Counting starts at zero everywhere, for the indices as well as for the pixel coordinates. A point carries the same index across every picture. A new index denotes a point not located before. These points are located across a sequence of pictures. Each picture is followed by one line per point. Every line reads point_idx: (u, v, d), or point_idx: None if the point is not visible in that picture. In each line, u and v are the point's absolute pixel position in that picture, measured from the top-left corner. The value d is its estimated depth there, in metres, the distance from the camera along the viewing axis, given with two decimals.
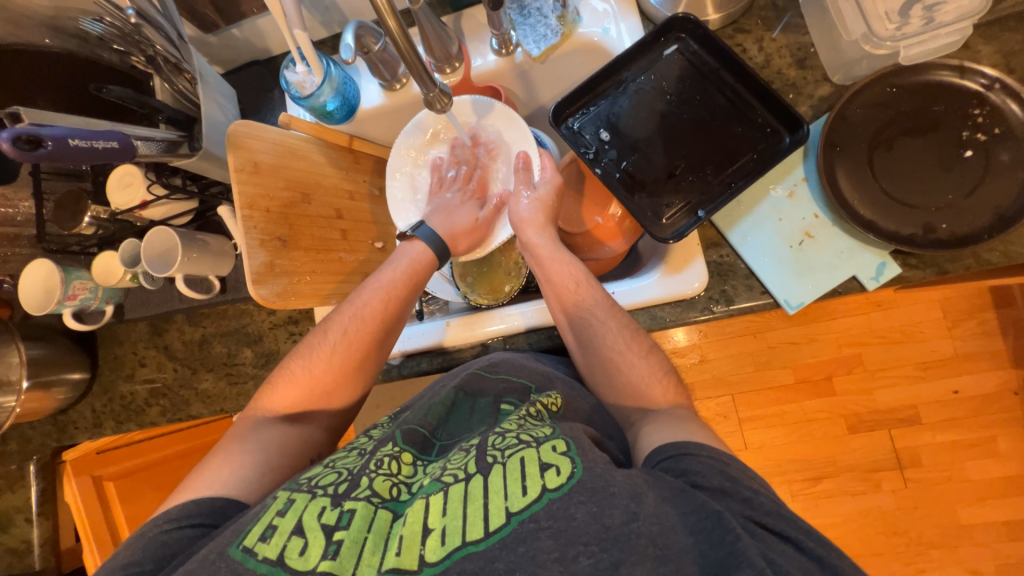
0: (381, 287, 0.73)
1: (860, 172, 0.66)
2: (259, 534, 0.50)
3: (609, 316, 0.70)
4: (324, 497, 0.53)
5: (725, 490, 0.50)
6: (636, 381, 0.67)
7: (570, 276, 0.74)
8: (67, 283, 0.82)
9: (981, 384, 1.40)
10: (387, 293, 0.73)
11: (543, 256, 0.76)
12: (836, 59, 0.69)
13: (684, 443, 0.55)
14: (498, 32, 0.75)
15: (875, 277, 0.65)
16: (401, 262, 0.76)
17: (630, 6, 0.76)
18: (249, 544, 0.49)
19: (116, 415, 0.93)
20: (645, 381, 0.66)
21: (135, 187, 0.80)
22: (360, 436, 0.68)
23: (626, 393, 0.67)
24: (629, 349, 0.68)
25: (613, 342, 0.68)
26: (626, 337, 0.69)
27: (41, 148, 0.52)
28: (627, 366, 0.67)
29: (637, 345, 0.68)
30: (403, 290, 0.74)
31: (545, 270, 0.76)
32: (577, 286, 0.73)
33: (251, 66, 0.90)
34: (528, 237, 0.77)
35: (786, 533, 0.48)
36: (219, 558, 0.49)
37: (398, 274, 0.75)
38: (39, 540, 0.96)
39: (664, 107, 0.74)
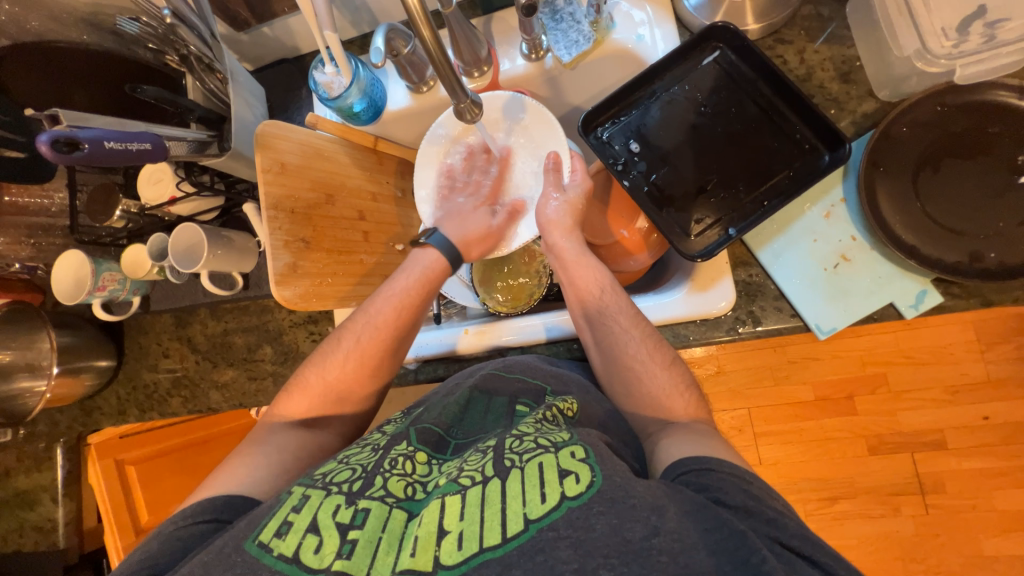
0: (394, 295, 0.73)
1: (904, 194, 0.63)
2: (275, 530, 0.50)
3: (633, 324, 0.68)
4: (338, 495, 0.53)
5: (747, 508, 0.48)
6: (655, 393, 0.65)
7: (595, 281, 0.73)
8: (98, 275, 0.84)
9: (1014, 412, 1.33)
10: (398, 301, 0.73)
11: (568, 260, 0.75)
12: (882, 74, 0.66)
13: (705, 457, 0.53)
14: (528, 37, 0.74)
15: (915, 304, 0.62)
16: (414, 271, 0.76)
17: (666, 13, 0.74)
18: (265, 540, 0.50)
19: (140, 404, 0.95)
20: (666, 393, 0.65)
21: (164, 182, 0.80)
22: (374, 431, 0.68)
23: (645, 404, 0.66)
24: (651, 360, 0.66)
25: (635, 352, 0.67)
26: (649, 347, 0.67)
27: (79, 151, 0.53)
28: (647, 377, 0.66)
29: (659, 356, 0.66)
30: (417, 298, 0.74)
31: (569, 273, 0.75)
32: (601, 292, 0.71)
33: (279, 64, 0.90)
34: (554, 239, 0.75)
35: (815, 558, 0.46)
36: (235, 552, 0.50)
37: (410, 282, 0.74)
38: (63, 519, 0.99)
39: (696, 119, 0.71)
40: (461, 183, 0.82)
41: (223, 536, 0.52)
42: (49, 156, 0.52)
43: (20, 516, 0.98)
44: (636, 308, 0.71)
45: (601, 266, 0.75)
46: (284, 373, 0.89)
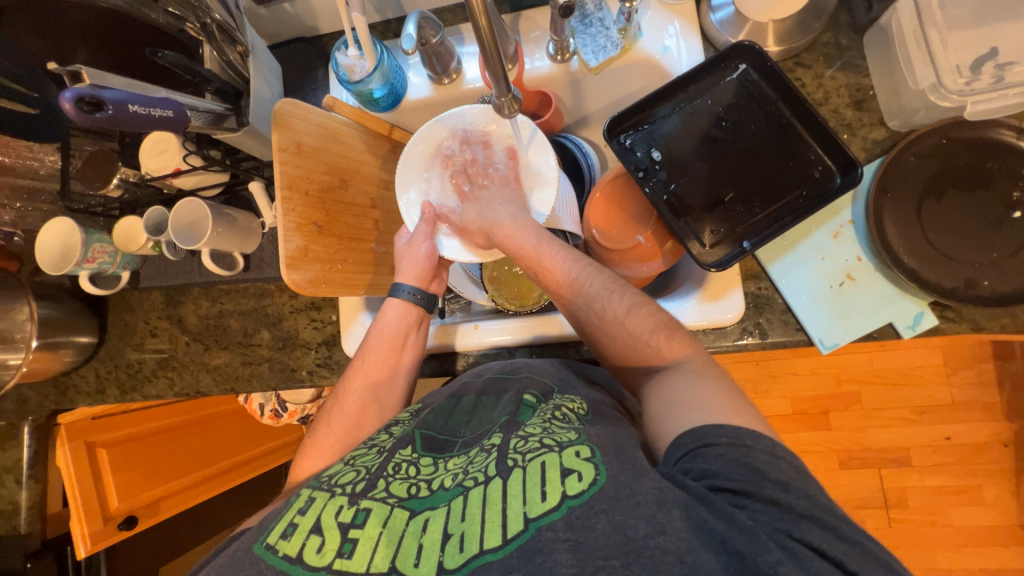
0: (376, 345, 0.74)
1: (908, 221, 0.66)
2: (281, 532, 0.52)
3: (581, 281, 0.68)
4: (342, 496, 0.54)
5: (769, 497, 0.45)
6: (629, 338, 0.63)
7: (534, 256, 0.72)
8: (87, 245, 0.79)
9: (972, 433, 1.41)
10: (382, 349, 0.74)
11: (504, 229, 0.73)
12: (894, 105, 0.69)
13: (701, 431, 0.49)
14: (557, 38, 0.74)
15: (912, 326, 0.66)
16: (385, 329, 0.75)
17: (692, 27, 0.75)
18: (271, 542, 0.51)
19: (121, 384, 0.91)
20: (644, 334, 0.62)
21: (170, 154, 0.77)
22: (381, 430, 0.67)
23: (634, 354, 0.63)
24: (615, 308, 0.64)
25: (589, 306, 0.66)
26: (608, 297, 0.65)
27: (102, 112, 0.52)
28: (620, 327, 0.63)
29: (621, 301, 0.64)
30: (391, 353, 0.74)
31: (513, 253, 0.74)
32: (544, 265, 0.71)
33: (296, 42, 0.87)
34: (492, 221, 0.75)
35: (826, 550, 0.42)
36: (245, 555, 0.51)
37: (391, 328, 0.75)
38: (27, 503, 0.93)
39: (715, 133, 0.73)
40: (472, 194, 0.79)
41: (236, 541, 0.54)
42: (71, 115, 0.50)
43: None
44: (587, 265, 0.70)
45: (542, 231, 0.74)
46: (282, 360, 0.86)
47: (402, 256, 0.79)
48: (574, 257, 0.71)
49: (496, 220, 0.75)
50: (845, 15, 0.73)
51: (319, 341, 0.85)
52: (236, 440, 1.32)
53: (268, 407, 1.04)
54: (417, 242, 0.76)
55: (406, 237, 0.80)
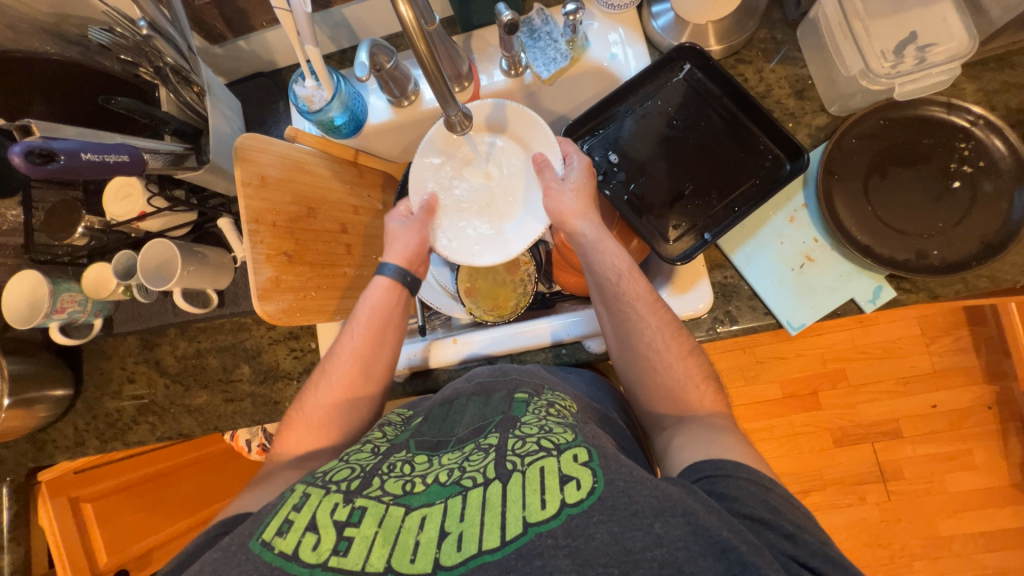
0: (360, 322, 0.72)
1: (857, 200, 0.69)
2: (276, 528, 0.49)
3: (632, 286, 0.68)
4: (336, 493, 0.52)
5: None
6: (653, 356, 0.65)
7: (614, 267, 0.69)
8: (56, 296, 0.78)
9: (956, 399, 1.44)
10: (367, 325, 0.72)
11: (565, 216, 0.72)
12: (832, 91, 0.72)
13: (722, 462, 0.52)
14: (508, 54, 0.76)
15: (873, 300, 0.68)
16: (371, 306, 0.73)
17: (637, 33, 0.78)
18: (266, 538, 0.49)
19: (101, 434, 0.89)
20: (681, 385, 0.64)
21: (134, 198, 0.77)
22: (373, 430, 0.66)
23: (664, 396, 0.65)
24: (668, 349, 0.65)
25: (630, 310, 0.67)
26: (668, 336, 0.66)
27: (54, 163, 0.52)
28: (663, 367, 0.65)
29: (678, 345, 0.65)
30: (377, 329, 0.72)
31: (587, 258, 0.71)
32: (619, 279, 0.68)
33: (254, 77, 0.89)
34: (571, 227, 0.72)
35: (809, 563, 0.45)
36: (241, 550, 0.48)
37: (376, 304, 0.74)
38: (9, 568, 0.89)
39: (668, 131, 0.76)
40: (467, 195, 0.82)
41: (230, 535, 0.51)
42: (23, 169, 0.51)
43: None
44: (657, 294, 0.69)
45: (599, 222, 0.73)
46: (265, 393, 0.85)
47: (394, 238, 0.78)
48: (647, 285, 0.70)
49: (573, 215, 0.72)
50: (778, 11, 0.76)
51: (300, 370, 0.85)
52: (227, 479, 1.30)
53: (254, 442, 1.02)
54: (413, 229, 0.77)
55: (399, 220, 0.79)
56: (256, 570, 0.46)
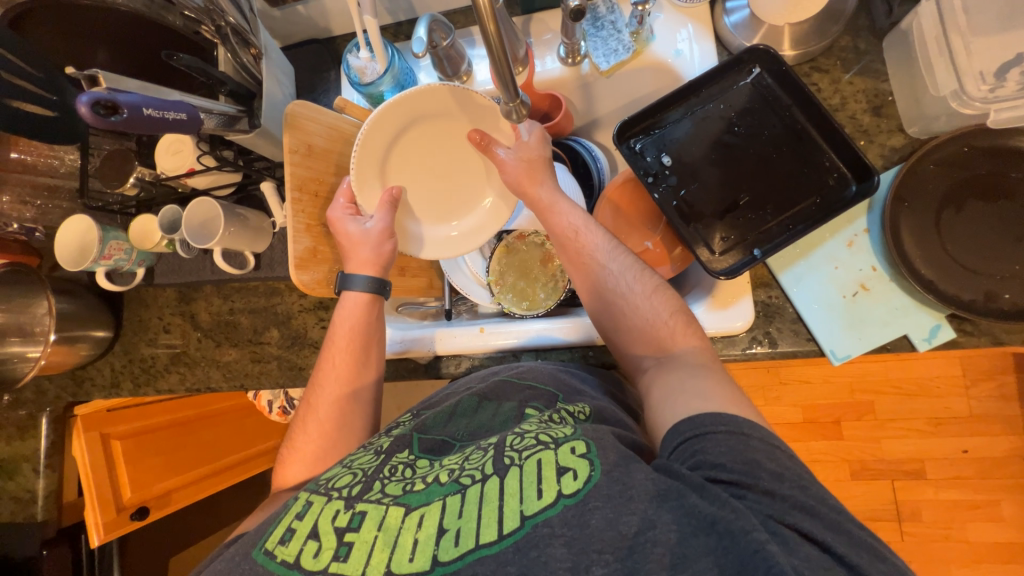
0: (339, 345, 0.72)
1: (925, 231, 0.64)
2: (279, 537, 0.50)
3: (590, 240, 0.71)
4: (338, 500, 0.52)
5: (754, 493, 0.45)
6: (620, 301, 0.67)
7: (570, 224, 0.72)
8: (104, 242, 0.80)
9: (990, 447, 1.37)
10: (347, 348, 0.72)
11: (519, 179, 0.73)
12: (913, 111, 0.67)
13: (699, 420, 0.50)
14: (568, 41, 0.74)
15: (928, 338, 0.64)
16: (348, 324, 0.72)
17: (707, 30, 0.74)
18: (270, 547, 0.50)
19: (134, 377, 0.93)
20: (652, 322, 0.64)
21: (184, 155, 0.79)
22: (380, 434, 0.66)
23: (639, 338, 0.65)
24: (632, 291, 0.66)
25: (591, 261, 0.70)
26: (631, 278, 0.67)
27: (117, 116, 0.53)
28: (631, 310, 0.66)
29: (642, 285, 0.66)
30: (359, 348, 0.72)
31: (545, 222, 0.74)
32: (575, 234, 0.71)
33: (309, 43, 0.88)
34: (524, 189, 0.73)
35: (815, 535, 0.42)
36: (243, 560, 0.50)
37: (352, 323, 0.72)
38: (43, 491, 0.95)
39: (727, 138, 0.72)
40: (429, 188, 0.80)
41: (234, 547, 0.54)
42: (87, 118, 0.52)
43: None
44: (616, 240, 0.71)
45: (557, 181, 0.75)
46: (291, 358, 0.87)
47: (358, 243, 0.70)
48: (606, 233, 0.72)
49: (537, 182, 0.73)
50: (864, 19, 0.71)
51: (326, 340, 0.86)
52: (242, 436, 1.34)
53: (275, 404, 1.05)
54: (382, 235, 0.72)
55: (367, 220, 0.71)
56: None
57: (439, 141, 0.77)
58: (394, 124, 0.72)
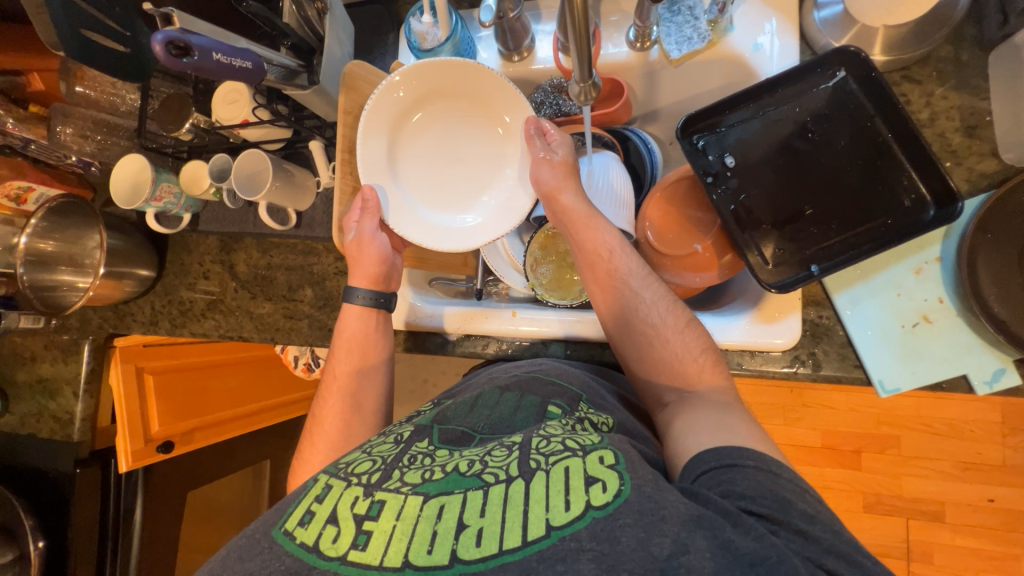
0: (337, 358, 0.75)
1: (1008, 266, 0.59)
2: (299, 518, 0.51)
3: (623, 263, 0.69)
4: (358, 486, 0.52)
5: (776, 517, 0.46)
6: (647, 330, 0.65)
7: (605, 244, 0.69)
8: (156, 184, 0.82)
9: (1020, 500, 1.30)
10: (346, 359, 0.74)
11: (552, 191, 0.71)
12: (1013, 135, 0.62)
13: (726, 451, 0.51)
14: (641, 23, 0.70)
15: (989, 382, 0.60)
16: (349, 338, 0.75)
17: (792, 25, 0.69)
18: (289, 528, 0.50)
19: (172, 318, 0.96)
20: (680, 357, 0.63)
21: (240, 104, 0.78)
22: (399, 424, 0.66)
23: (663, 371, 0.64)
24: (662, 323, 0.65)
25: (622, 286, 0.68)
26: (660, 309, 0.66)
27: (188, 58, 0.53)
28: (659, 342, 0.65)
29: (672, 318, 0.65)
30: (359, 358, 0.74)
31: (577, 238, 0.71)
32: (610, 256, 0.69)
33: (371, 3, 0.87)
34: (562, 200, 0.70)
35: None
36: (263, 538, 0.50)
37: (351, 337, 0.75)
38: (80, 414, 1.00)
39: (797, 143, 0.68)
40: (433, 174, 0.76)
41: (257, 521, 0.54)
42: (160, 57, 0.51)
43: (42, 404, 1.01)
44: (648, 268, 0.70)
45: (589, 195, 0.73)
46: (321, 319, 0.88)
47: (356, 252, 0.73)
48: (639, 259, 0.71)
49: (574, 197, 0.70)
50: (972, 28, 0.65)
51: None
52: (266, 385, 1.39)
53: (301, 360, 1.08)
54: (365, 243, 0.71)
55: (355, 228, 0.72)
56: (280, 558, 0.48)
57: (454, 128, 0.75)
58: (421, 86, 0.71)
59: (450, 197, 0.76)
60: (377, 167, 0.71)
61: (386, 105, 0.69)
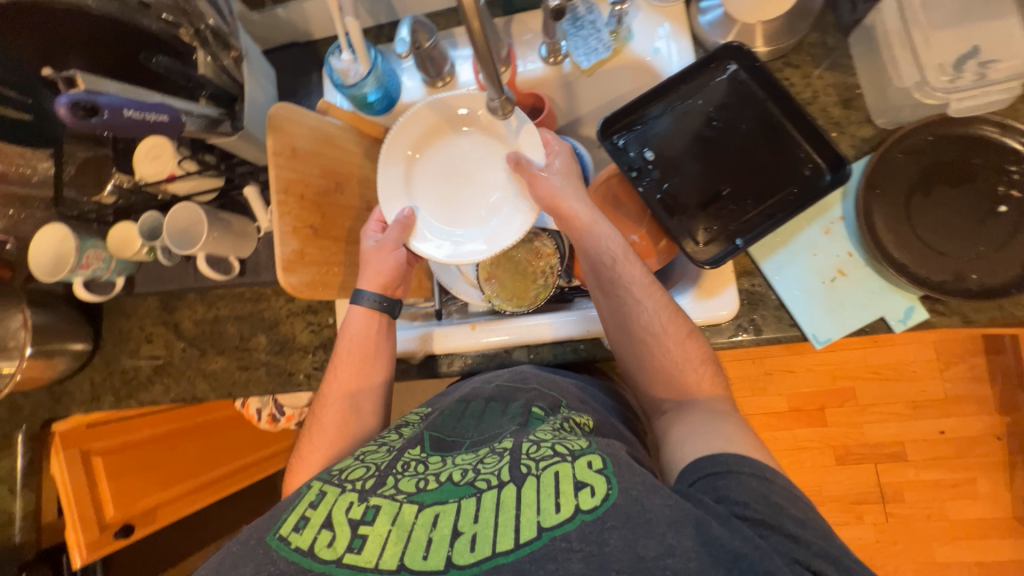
0: (342, 356, 0.74)
1: (896, 216, 0.67)
2: (293, 524, 0.50)
3: (627, 271, 0.69)
4: (352, 492, 0.52)
5: (768, 522, 0.48)
6: (649, 338, 0.67)
7: (608, 250, 0.70)
8: (81, 252, 0.78)
9: (964, 427, 1.42)
10: (351, 358, 0.74)
11: (555, 198, 0.72)
12: (881, 103, 0.70)
13: (722, 458, 0.53)
14: (550, 40, 0.75)
15: (903, 320, 0.67)
16: (353, 337, 0.74)
17: (683, 29, 0.76)
18: (283, 534, 0.49)
19: (116, 391, 0.90)
20: (679, 368, 0.65)
21: (163, 159, 0.75)
22: (390, 431, 0.66)
23: (662, 381, 0.67)
24: (664, 333, 0.66)
25: (626, 293, 0.68)
26: (663, 318, 0.67)
27: (97, 117, 0.53)
28: (660, 351, 0.66)
29: (674, 328, 0.66)
30: (363, 360, 0.74)
31: (582, 241, 0.72)
32: (613, 263, 0.69)
33: (290, 47, 0.88)
34: (565, 205, 0.72)
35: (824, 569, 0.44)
36: (257, 545, 0.49)
37: (354, 337, 0.74)
38: (21, 512, 0.92)
39: (706, 131, 0.74)
40: (442, 194, 0.80)
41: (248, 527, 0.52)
42: (65, 119, 0.51)
43: None
44: (652, 276, 0.70)
45: (590, 202, 0.73)
46: (279, 364, 0.86)
47: (369, 260, 0.75)
48: (643, 266, 0.70)
49: (572, 207, 0.72)
50: (832, 16, 0.74)
51: (315, 344, 0.85)
52: (234, 445, 1.32)
53: (264, 411, 1.03)
54: (386, 250, 0.74)
55: (375, 240, 0.76)
56: (273, 566, 0.47)
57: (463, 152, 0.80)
58: (434, 119, 0.78)
59: (459, 211, 0.79)
60: (393, 192, 0.77)
61: (405, 133, 0.78)
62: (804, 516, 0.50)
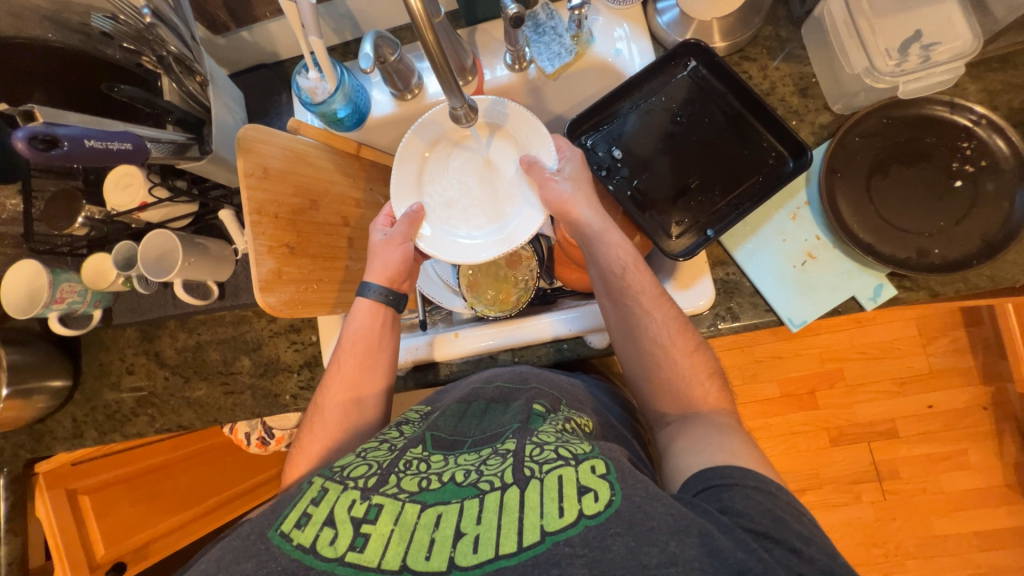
0: (347, 350, 0.73)
1: (859, 198, 0.69)
2: (295, 520, 0.49)
3: (637, 281, 0.69)
4: (355, 490, 0.52)
5: (771, 534, 0.47)
6: (658, 350, 0.67)
7: (619, 260, 0.70)
8: (55, 285, 0.78)
9: (950, 400, 1.45)
10: (355, 352, 0.73)
11: (567, 205, 0.71)
12: (836, 90, 0.73)
13: (727, 470, 0.53)
14: (513, 48, 0.76)
15: (874, 298, 0.68)
16: (357, 331, 0.74)
17: (642, 29, 0.78)
18: (285, 530, 0.48)
19: (100, 426, 0.88)
20: (687, 381, 0.66)
21: (134, 188, 0.76)
22: (390, 428, 0.66)
23: (668, 393, 0.67)
24: (673, 345, 0.67)
25: (636, 303, 0.68)
26: (671, 330, 0.67)
27: (57, 149, 0.52)
28: (668, 362, 0.67)
29: (682, 341, 0.67)
30: (367, 354, 0.73)
31: (592, 249, 0.71)
32: (624, 273, 0.69)
33: (257, 69, 0.88)
34: (575, 212, 0.71)
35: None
36: (258, 539, 0.48)
37: (358, 331, 0.74)
38: (3, 560, 0.87)
39: (671, 127, 0.76)
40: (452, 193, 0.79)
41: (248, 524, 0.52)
42: (25, 153, 0.51)
43: None
44: (661, 288, 0.70)
45: (601, 211, 0.73)
46: (264, 386, 0.85)
47: (376, 252, 0.76)
48: (652, 278, 0.71)
49: (583, 213, 0.71)
50: (783, 9, 0.77)
51: (300, 363, 0.85)
52: (228, 473, 1.30)
53: (254, 435, 1.02)
54: (395, 244, 0.74)
55: (384, 234, 0.77)
56: (275, 561, 0.46)
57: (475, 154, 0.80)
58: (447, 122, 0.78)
59: (466, 206, 0.79)
60: (405, 192, 0.78)
61: (421, 135, 0.78)
62: (809, 533, 0.49)
